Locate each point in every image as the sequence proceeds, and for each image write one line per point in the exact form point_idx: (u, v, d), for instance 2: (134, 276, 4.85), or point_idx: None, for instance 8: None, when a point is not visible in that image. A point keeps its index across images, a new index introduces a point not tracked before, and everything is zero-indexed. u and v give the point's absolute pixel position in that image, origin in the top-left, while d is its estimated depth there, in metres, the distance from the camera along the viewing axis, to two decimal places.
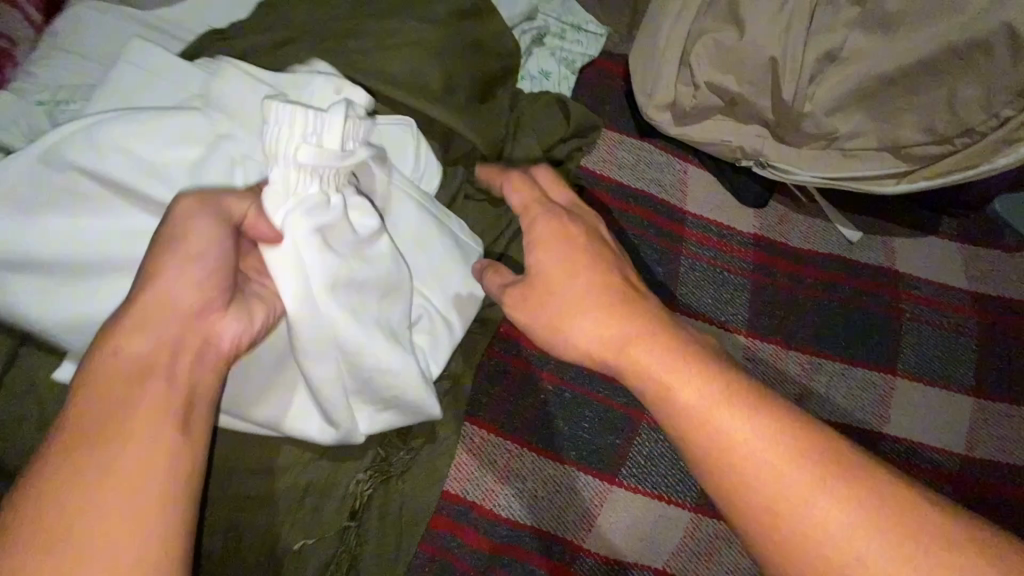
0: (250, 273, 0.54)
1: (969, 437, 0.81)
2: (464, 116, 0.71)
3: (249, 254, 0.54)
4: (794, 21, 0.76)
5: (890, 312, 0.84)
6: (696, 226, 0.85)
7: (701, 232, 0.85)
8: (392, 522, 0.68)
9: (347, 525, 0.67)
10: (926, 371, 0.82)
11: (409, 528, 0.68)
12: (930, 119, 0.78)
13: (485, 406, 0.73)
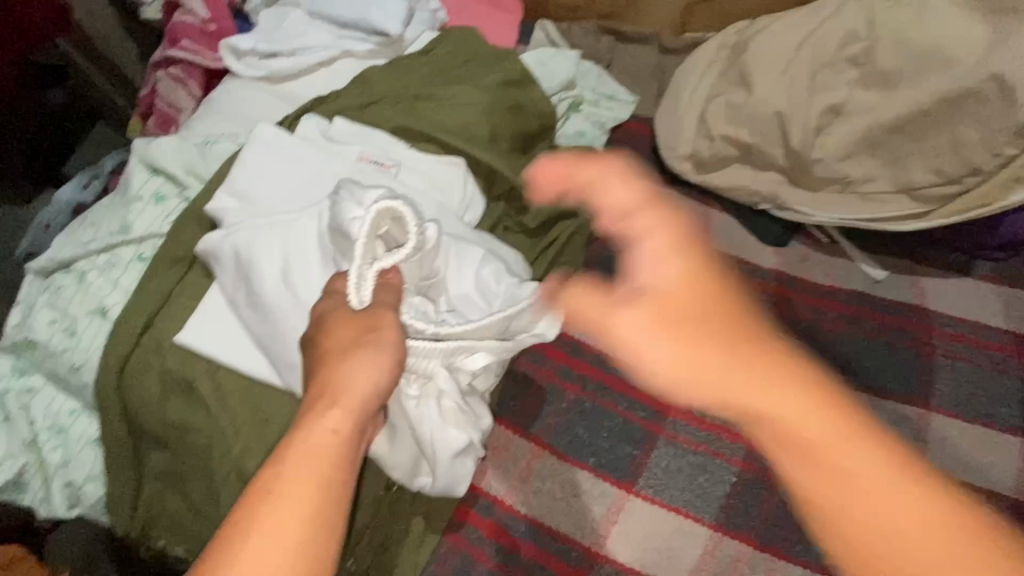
0: (323, 263, 0.68)
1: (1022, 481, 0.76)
2: (506, 161, 0.87)
3: (324, 249, 0.68)
4: (796, 82, 0.89)
5: (921, 347, 0.84)
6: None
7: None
8: (422, 503, 0.75)
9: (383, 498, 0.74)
10: (967, 408, 0.80)
11: (436, 511, 0.74)
12: (937, 160, 0.84)
13: (512, 408, 0.82)
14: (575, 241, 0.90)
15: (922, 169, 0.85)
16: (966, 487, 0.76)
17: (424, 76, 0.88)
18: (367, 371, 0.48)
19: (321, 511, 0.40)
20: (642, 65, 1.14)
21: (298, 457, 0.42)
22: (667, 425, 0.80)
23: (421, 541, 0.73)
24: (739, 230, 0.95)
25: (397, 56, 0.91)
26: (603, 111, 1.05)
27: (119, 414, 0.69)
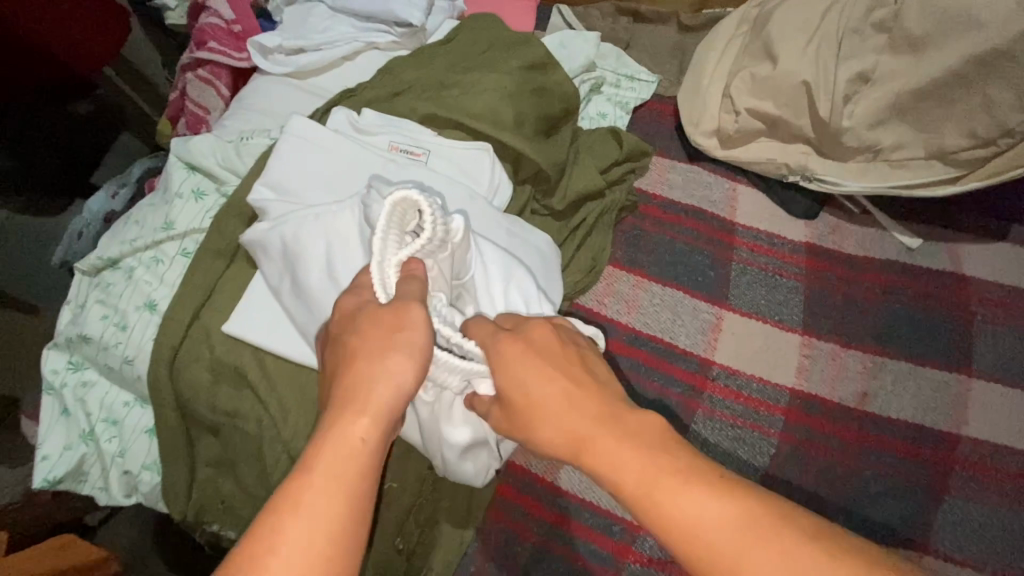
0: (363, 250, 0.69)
1: None
2: (533, 144, 0.87)
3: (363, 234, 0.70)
4: (821, 51, 0.88)
5: (957, 314, 0.84)
6: (746, 236, 0.92)
7: (752, 241, 0.91)
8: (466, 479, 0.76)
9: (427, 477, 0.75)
10: (1006, 373, 0.80)
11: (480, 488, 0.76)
12: (970, 123, 0.83)
13: None
14: (601, 222, 0.91)
15: (957, 133, 0.84)
16: (1006, 450, 0.77)
17: (448, 65, 0.89)
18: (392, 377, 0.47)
19: (351, 523, 0.40)
20: (661, 44, 1.14)
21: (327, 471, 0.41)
22: (703, 400, 0.80)
23: (465, 520, 0.75)
24: (767, 204, 0.95)
25: (420, 46, 0.92)
26: (624, 92, 1.06)
27: (173, 404, 0.71)
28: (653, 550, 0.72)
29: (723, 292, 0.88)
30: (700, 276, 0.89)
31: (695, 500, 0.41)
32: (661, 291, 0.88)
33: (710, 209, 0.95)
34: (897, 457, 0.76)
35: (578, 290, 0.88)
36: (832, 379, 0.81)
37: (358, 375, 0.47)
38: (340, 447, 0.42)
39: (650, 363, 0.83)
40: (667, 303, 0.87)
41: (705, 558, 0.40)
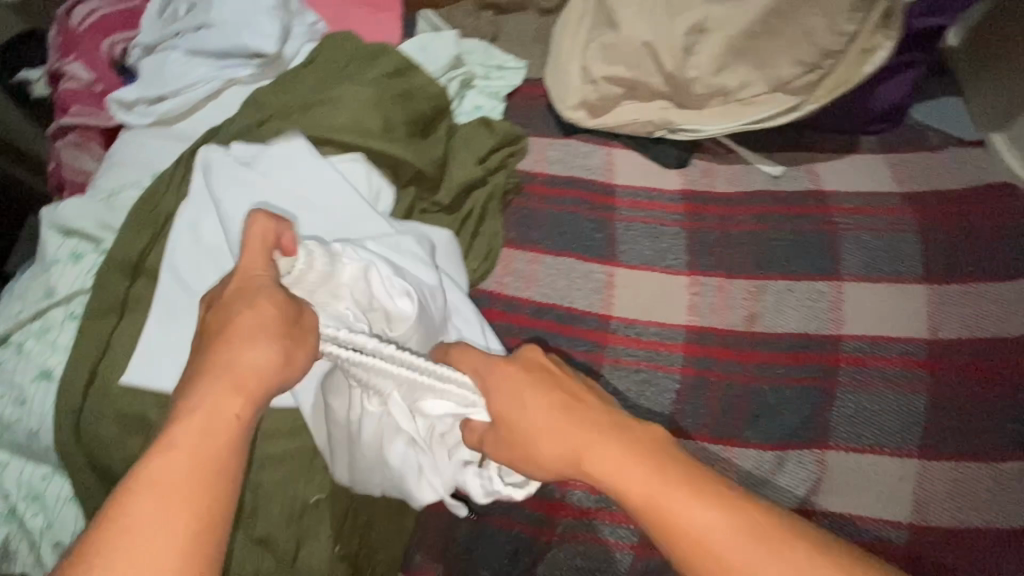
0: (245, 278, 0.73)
1: (931, 322, 0.83)
2: (405, 147, 0.90)
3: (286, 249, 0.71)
4: (656, 11, 0.94)
5: (824, 228, 0.90)
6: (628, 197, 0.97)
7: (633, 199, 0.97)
8: None
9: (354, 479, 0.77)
10: (874, 270, 0.86)
11: None
12: (797, 52, 0.90)
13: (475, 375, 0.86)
14: (488, 208, 0.95)
15: (789, 63, 0.91)
16: (886, 340, 0.83)
17: (311, 86, 0.92)
18: (267, 355, 0.54)
19: (214, 501, 0.46)
20: (525, 32, 1.19)
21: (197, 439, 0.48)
22: (608, 354, 0.85)
23: (401, 516, 0.77)
24: (642, 162, 1.00)
25: (281, 73, 0.94)
26: (495, 82, 1.10)
27: (88, 467, 0.71)
28: (581, 499, 0.76)
29: (611, 252, 0.92)
30: (589, 241, 0.93)
31: (703, 515, 0.48)
32: (556, 262, 0.92)
33: (589, 175, 0.99)
34: (789, 367, 0.82)
35: (479, 276, 0.92)
36: (721, 309, 0.87)
37: (233, 363, 0.53)
38: (210, 424, 0.49)
39: (554, 329, 0.87)
40: (564, 271, 0.91)
41: (706, 558, 0.47)
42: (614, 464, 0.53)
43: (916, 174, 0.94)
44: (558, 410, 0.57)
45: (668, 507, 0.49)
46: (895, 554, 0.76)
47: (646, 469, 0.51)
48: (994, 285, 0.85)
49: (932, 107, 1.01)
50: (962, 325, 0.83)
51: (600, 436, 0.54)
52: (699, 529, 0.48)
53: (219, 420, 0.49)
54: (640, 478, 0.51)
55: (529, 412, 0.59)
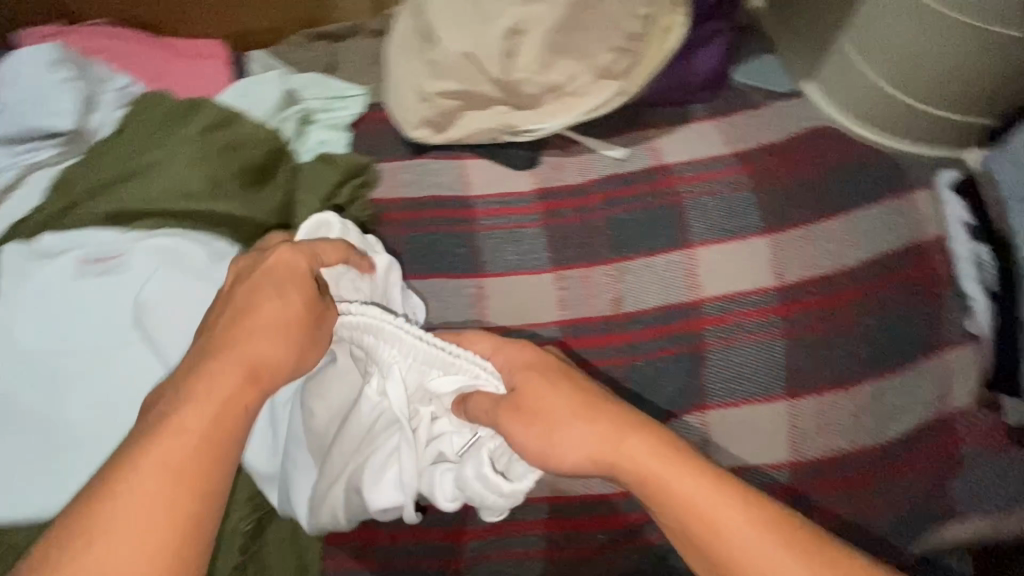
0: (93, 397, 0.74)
1: (779, 269, 0.87)
2: (239, 203, 0.87)
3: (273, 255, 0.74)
4: (468, 22, 0.94)
5: (670, 200, 0.94)
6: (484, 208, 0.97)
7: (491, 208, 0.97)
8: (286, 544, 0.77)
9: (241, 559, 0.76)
10: (720, 231, 0.91)
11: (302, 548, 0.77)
12: (608, 40, 0.93)
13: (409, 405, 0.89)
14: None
15: (603, 51, 0.94)
16: (743, 295, 0.87)
17: (121, 153, 0.87)
18: (279, 343, 0.60)
19: (196, 509, 0.50)
20: (361, 56, 1.17)
21: (190, 438, 0.52)
22: None
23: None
24: (495, 168, 1.01)
25: (87, 148, 0.88)
26: (336, 114, 1.07)
27: None
28: (483, 521, 0.78)
29: (479, 265, 0.93)
30: (454, 258, 0.93)
31: (747, 536, 0.52)
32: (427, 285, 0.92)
33: (445, 192, 0.99)
34: (661, 340, 0.85)
35: None
36: (589, 299, 0.89)
37: (242, 355, 0.58)
38: (212, 412, 0.53)
39: None
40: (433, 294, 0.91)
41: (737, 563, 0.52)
42: (648, 460, 0.56)
43: (744, 133, 1.00)
44: (579, 413, 0.60)
45: (693, 503, 0.54)
46: (782, 494, 0.81)
47: (670, 468, 0.55)
48: (828, 220, 0.89)
49: (748, 65, 1.07)
50: (803, 267, 0.87)
51: (629, 441, 0.57)
52: (723, 522, 0.53)
53: (231, 410, 0.55)
54: (673, 478, 0.55)
55: (554, 418, 0.60)
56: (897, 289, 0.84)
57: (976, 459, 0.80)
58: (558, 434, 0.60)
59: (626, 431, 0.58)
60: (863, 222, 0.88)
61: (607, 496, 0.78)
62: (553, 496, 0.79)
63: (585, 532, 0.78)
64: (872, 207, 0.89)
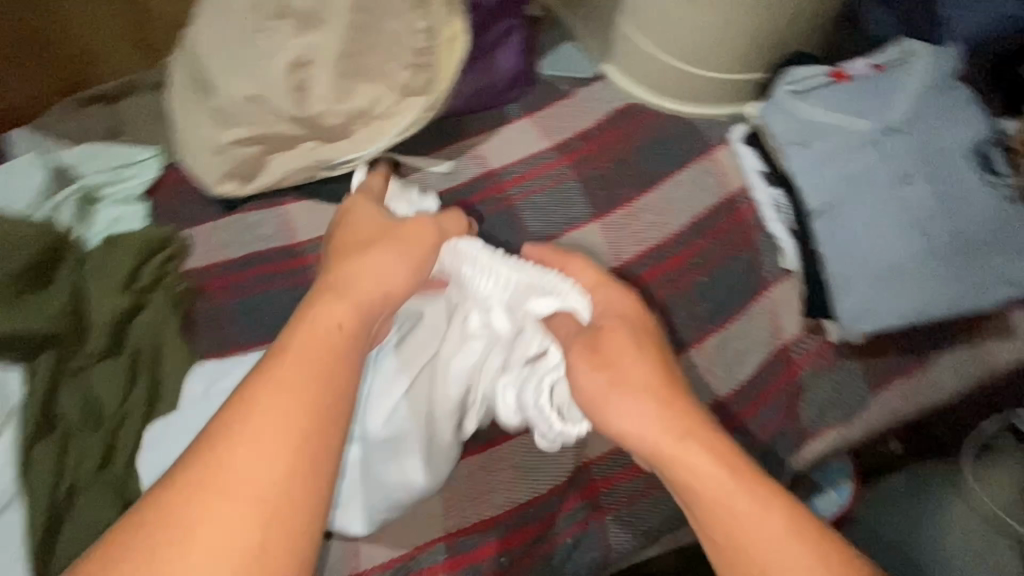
0: None
1: (617, 249, 0.91)
2: (14, 315, 0.76)
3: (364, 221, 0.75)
4: (245, 62, 0.87)
5: (502, 206, 0.94)
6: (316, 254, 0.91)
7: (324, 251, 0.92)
8: None
9: None
10: (556, 225, 0.92)
11: None
12: (398, 57, 0.90)
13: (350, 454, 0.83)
14: (161, 330, 0.82)
15: (397, 69, 0.90)
16: None
17: None
18: (397, 256, 0.70)
19: (304, 441, 0.53)
20: (145, 113, 1.04)
21: (301, 348, 0.58)
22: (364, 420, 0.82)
23: None
24: (321, 208, 0.96)
25: None
26: (125, 183, 0.95)
27: None
28: None
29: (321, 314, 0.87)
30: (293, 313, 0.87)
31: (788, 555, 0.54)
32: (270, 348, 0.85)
33: (271, 244, 0.92)
34: None
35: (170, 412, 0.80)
36: None
37: (354, 266, 0.68)
38: (312, 337, 0.59)
39: None
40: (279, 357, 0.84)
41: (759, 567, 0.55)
42: (698, 463, 0.60)
43: (559, 124, 1.02)
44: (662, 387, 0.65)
45: (730, 515, 0.57)
46: None
47: (723, 471, 0.59)
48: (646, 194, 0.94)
49: (552, 56, 1.09)
50: (633, 244, 0.91)
51: (688, 437, 0.62)
52: (756, 539, 0.55)
53: (321, 331, 0.60)
54: (717, 486, 0.58)
55: (626, 395, 0.65)
56: (716, 243, 0.90)
57: (813, 379, 0.86)
58: (623, 421, 0.65)
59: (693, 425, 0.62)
60: (676, 188, 0.94)
61: (500, 516, 0.77)
62: (449, 531, 0.76)
63: (488, 559, 0.75)
64: (679, 172, 0.96)
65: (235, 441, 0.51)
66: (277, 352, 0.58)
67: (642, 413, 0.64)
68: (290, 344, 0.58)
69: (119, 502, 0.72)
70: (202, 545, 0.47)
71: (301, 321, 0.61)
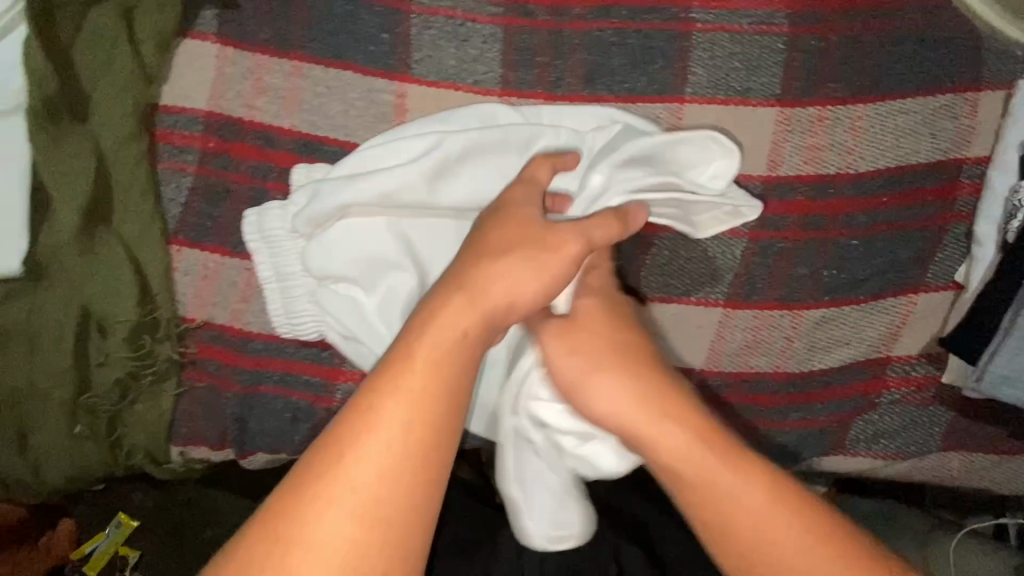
0: None
1: (801, 156, 0.70)
2: None
3: (437, 41, 0.69)
4: None
5: (676, 28, 0.70)
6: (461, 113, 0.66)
7: (483, 158, 0.64)
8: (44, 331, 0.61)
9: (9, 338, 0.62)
10: (720, 87, 0.70)
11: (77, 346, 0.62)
12: None
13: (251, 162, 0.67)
14: None
15: None
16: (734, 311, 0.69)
17: None
18: (675, 439, 0.53)
19: (422, 471, 0.46)
20: None
21: (432, 357, 0.48)
22: (270, 175, 0.68)
23: (157, 393, 0.66)
24: None
25: None
26: None
27: None
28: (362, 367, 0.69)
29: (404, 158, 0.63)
30: (372, 45, 0.68)
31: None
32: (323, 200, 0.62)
33: None
34: None
35: (185, 88, 0.67)
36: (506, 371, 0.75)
37: (653, 454, 0.54)
38: (442, 347, 0.48)
39: (241, 154, 0.67)
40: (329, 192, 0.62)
41: None
42: (785, 547, 0.49)
43: None
44: (649, 397, 0.54)
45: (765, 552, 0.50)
46: None
47: (772, 504, 0.50)
48: (857, 106, 0.70)
49: None
50: (764, 163, 0.70)
51: (819, 547, 0.49)
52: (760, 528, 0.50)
53: (452, 334, 0.49)
54: (763, 496, 0.51)
55: (657, 421, 0.54)
56: (910, 214, 0.70)
57: (893, 406, 0.74)
58: (659, 443, 0.53)
59: (733, 446, 0.52)
60: (898, 120, 0.70)
61: None
62: None
63: None
64: (919, 100, 0.70)
65: (402, 387, 0.47)
66: (655, 445, 0.54)
67: (723, 483, 0.51)
68: (399, 396, 0.46)
69: (146, 155, 0.64)
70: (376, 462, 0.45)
71: (489, 271, 0.52)
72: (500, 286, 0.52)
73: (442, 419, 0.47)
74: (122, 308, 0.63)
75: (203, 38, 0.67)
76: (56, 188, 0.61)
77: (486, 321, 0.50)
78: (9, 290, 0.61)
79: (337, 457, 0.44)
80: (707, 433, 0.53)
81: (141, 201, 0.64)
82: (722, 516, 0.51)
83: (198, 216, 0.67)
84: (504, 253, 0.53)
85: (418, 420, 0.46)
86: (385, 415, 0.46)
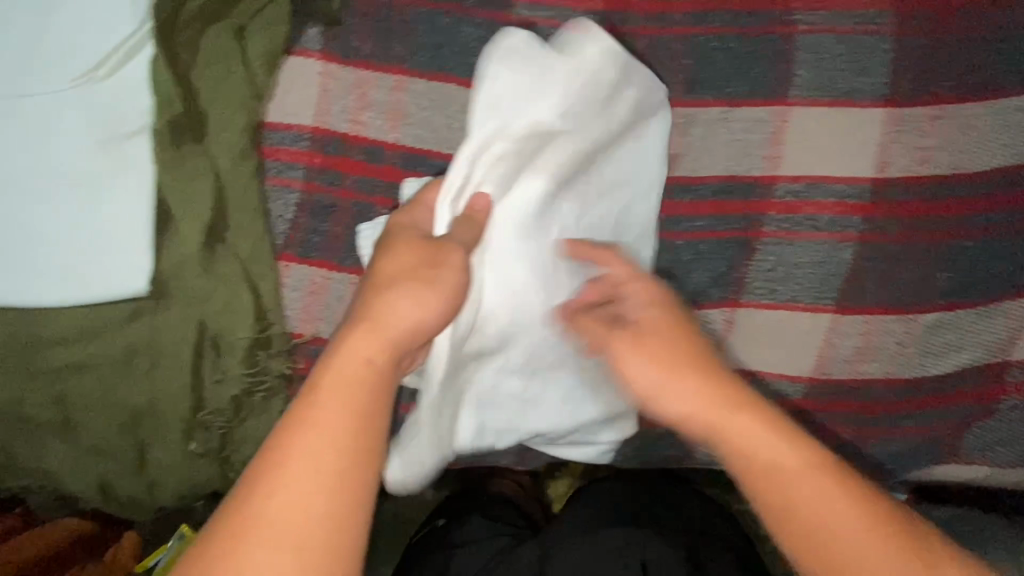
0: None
1: (913, 156, 0.68)
2: None
3: (538, 51, 0.69)
4: None
5: (778, 31, 0.69)
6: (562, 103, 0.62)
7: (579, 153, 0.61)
8: (163, 348, 0.63)
9: (128, 355, 0.63)
10: (825, 89, 0.69)
11: (194, 362, 0.63)
12: None
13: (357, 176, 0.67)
14: None
15: None
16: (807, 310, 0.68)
17: None
18: (686, 394, 0.48)
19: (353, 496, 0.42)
20: None
21: (333, 379, 0.45)
22: (375, 189, 0.68)
23: (266, 409, 0.66)
24: None
25: None
26: None
27: None
28: None
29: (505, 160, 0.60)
30: (473, 57, 0.68)
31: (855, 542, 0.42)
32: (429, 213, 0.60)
33: None
34: None
35: (292, 104, 0.67)
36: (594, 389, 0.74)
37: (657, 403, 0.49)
38: (348, 363, 0.45)
39: (347, 168, 0.67)
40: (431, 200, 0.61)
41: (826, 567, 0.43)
42: (817, 496, 0.43)
43: None
44: (676, 370, 0.49)
45: (800, 512, 0.44)
46: (794, 406, 0.73)
47: (812, 468, 0.44)
48: (968, 104, 0.68)
49: None
50: (874, 165, 0.68)
51: (859, 499, 0.43)
52: (830, 516, 0.43)
53: (354, 363, 0.45)
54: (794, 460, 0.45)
55: (676, 372, 0.49)
56: None
57: (1012, 413, 0.72)
58: (680, 398, 0.49)
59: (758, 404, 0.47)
60: (1014, 116, 0.68)
61: None
62: None
63: None
64: None
65: (314, 415, 0.43)
66: (669, 398, 0.49)
67: (755, 432, 0.46)
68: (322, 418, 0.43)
69: (256, 173, 0.64)
70: (302, 494, 0.41)
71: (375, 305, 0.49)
72: (401, 313, 0.49)
73: (363, 441, 0.43)
74: (239, 324, 0.63)
75: (309, 55, 0.67)
76: (176, 207, 0.62)
77: (388, 348, 0.47)
78: (128, 309, 0.62)
79: (258, 512, 0.40)
80: (723, 395, 0.48)
81: (253, 218, 0.64)
82: (756, 475, 0.45)
83: (306, 232, 0.67)
84: (402, 258, 0.53)
85: (324, 446, 0.42)
86: (309, 446, 0.42)
